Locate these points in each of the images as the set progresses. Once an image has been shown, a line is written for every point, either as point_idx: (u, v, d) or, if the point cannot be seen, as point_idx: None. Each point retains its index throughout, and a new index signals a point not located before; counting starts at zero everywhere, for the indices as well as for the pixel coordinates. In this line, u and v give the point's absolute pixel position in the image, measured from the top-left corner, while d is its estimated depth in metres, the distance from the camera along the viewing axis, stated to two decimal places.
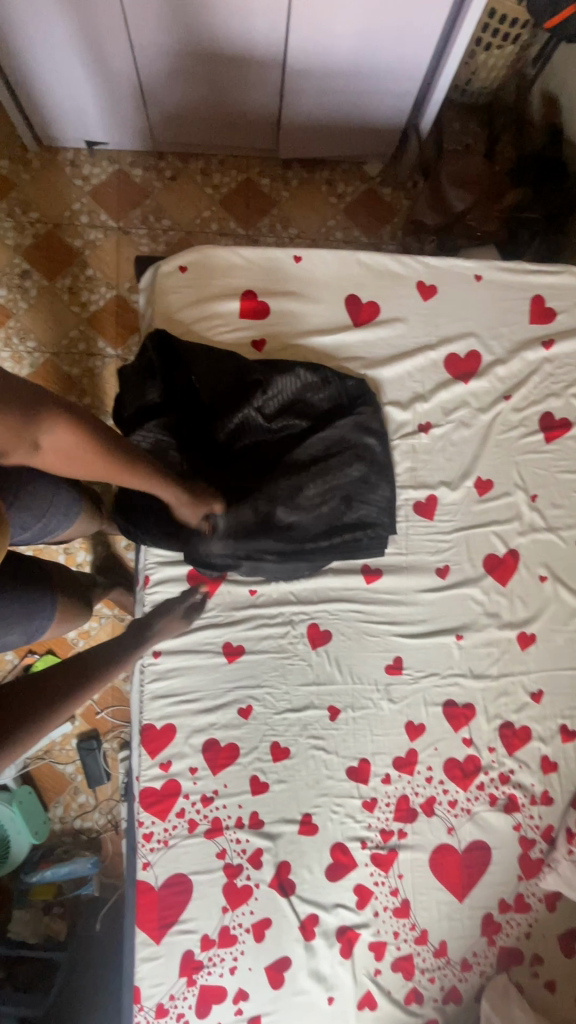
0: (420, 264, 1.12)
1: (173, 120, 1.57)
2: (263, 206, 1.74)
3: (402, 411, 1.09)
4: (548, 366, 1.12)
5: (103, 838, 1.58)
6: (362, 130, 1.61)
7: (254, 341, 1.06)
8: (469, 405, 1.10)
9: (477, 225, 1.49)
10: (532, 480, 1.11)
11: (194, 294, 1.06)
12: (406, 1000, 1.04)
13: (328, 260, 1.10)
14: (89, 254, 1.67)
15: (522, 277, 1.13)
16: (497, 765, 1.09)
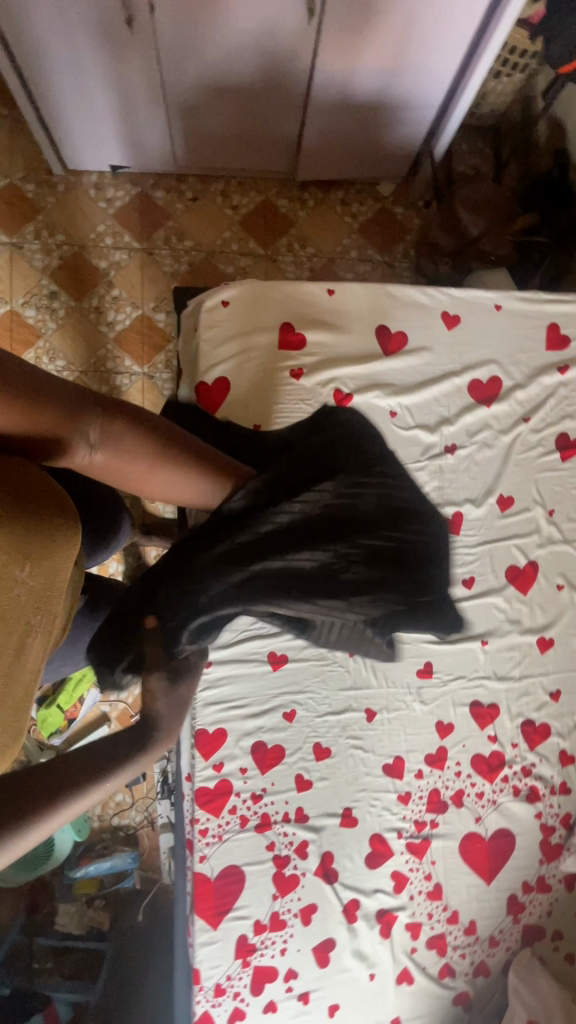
0: (444, 295, 1.20)
1: (197, 145, 1.63)
2: (281, 225, 1.80)
3: (430, 434, 1.17)
4: (563, 390, 1.21)
5: (140, 834, 1.67)
6: (377, 154, 1.68)
7: (292, 371, 1.14)
8: (491, 427, 1.19)
9: (490, 247, 1.56)
10: (549, 496, 1.20)
11: (236, 327, 1.13)
12: (440, 974, 1.14)
13: (359, 293, 1.17)
14: (114, 275, 1.72)
15: (538, 306, 1.22)
16: (520, 759, 1.18)
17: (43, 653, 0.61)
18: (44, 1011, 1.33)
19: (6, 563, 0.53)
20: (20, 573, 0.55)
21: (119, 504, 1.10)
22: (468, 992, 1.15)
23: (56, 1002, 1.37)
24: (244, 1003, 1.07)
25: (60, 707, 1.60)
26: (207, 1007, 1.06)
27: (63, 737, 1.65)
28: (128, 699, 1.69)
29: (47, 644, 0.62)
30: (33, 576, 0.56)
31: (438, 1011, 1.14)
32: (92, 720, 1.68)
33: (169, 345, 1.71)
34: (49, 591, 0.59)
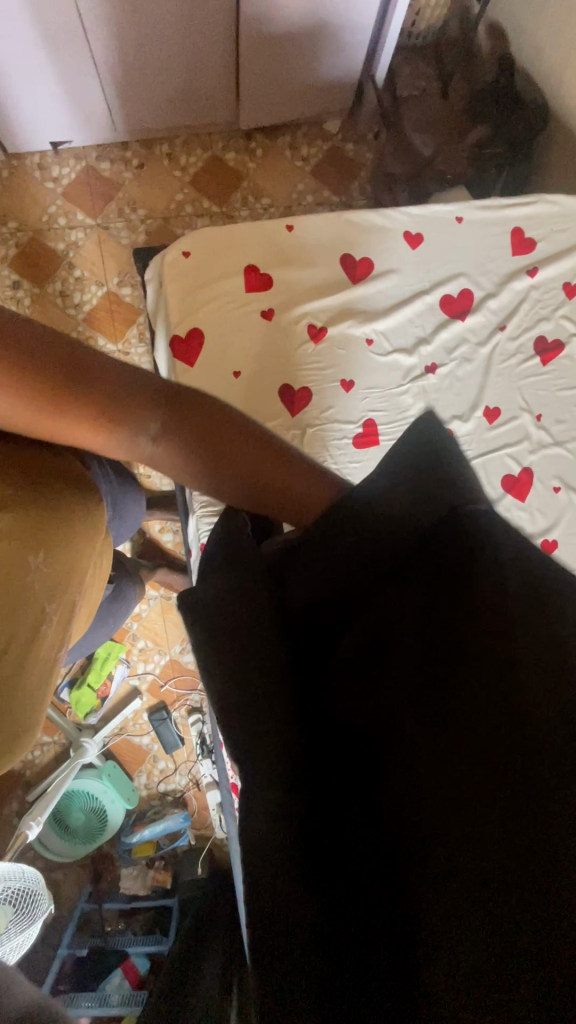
0: (403, 216, 1.19)
1: (135, 107, 1.59)
2: (233, 180, 1.77)
3: (408, 356, 1.17)
4: (535, 293, 1.20)
5: (187, 796, 1.73)
6: (318, 89, 1.64)
7: (263, 312, 1.14)
8: (469, 341, 1.19)
9: (445, 167, 1.54)
10: (535, 401, 1.21)
11: (201, 277, 1.13)
12: None
13: (318, 225, 1.17)
14: (73, 255, 1.70)
15: (499, 213, 1.21)
16: None
17: (63, 637, 0.67)
18: (121, 967, 1.46)
19: (18, 548, 0.60)
20: (34, 558, 0.62)
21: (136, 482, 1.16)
22: None
23: (132, 957, 1.47)
24: None
25: (91, 687, 1.64)
26: None
27: (99, 716, 1.69)
28: (156, 669, 1.73)
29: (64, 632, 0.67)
30: (46, 561, 0.63)
31: None
32: (125, 694, 1.72)
33: (139, 319, 1.70)
34: (64, 578, 0.66)
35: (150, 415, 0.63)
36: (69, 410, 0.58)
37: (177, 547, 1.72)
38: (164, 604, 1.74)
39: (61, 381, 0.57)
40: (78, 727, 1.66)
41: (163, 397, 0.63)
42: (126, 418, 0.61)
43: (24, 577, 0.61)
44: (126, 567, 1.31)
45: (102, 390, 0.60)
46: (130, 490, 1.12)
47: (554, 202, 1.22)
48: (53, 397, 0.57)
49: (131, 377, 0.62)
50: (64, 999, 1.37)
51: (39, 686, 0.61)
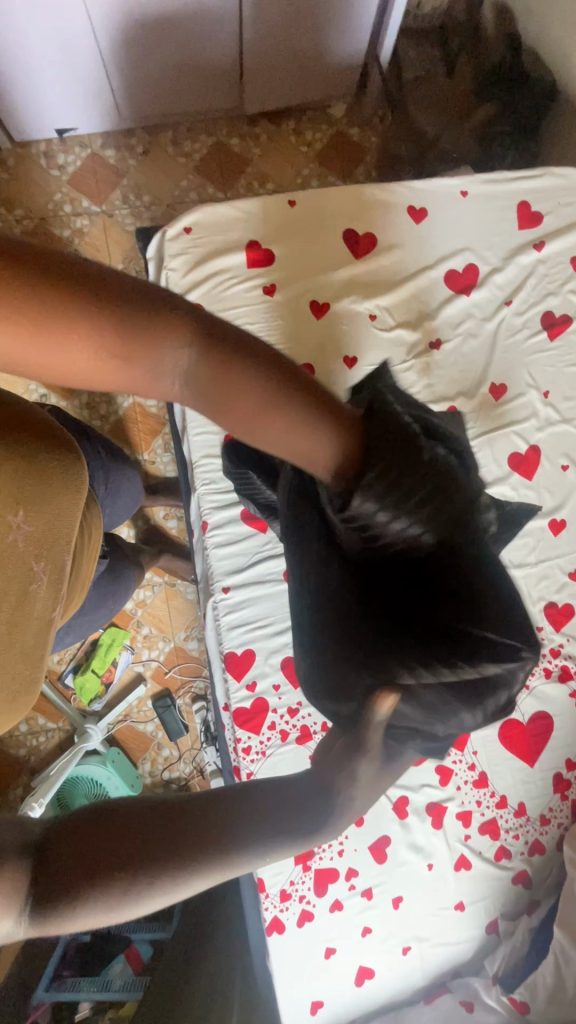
0: (407, 190, 1.17)
1: (139, 93, 1.59)
2: (237, 166, 1.77)
3: (413, 332, 1.16)
4: (542, 267, 1.18)
5: (191, 784, 1.72)
6: (323, 72, 1.63)
7: (265, 287, 1.13)
8: (474, 317, 1.17)
9: (451, 147, 1.53)
10: (542, 377, 1.18)
11: (202, 253, 1.13)
12: (496, 858, 1.17)
13: (320, 201, 1.16)
14: (79, 242, 1.70)
15: (505, 187, 1.19)
16: (547, 642, 1.19)
17: (53, 596, 0.65)
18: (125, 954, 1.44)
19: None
20: (16, 520, 0.57)
21: (131, 464, 1.16)
22: (526, 871, 1.17)
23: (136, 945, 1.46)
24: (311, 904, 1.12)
25: (95, 672, 1.64)
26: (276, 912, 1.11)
27: (103, 702, 1.69)
28: (160, 656, 1.72)
29: (53, 601, 0.65)
30: (30, 522, 0.59)
31: (499, 891, 1.17)
32: (129, 681, 1.72)
33: None
34: (51, 537, 0.63)
35: (167, 339, 0.48)
36: (75, 335, 0.44)
37: (181, 533, 1.72)
38: (168, 590, 1.73)
39: (58, 298, 0.43)
40: (82, 713, 1.66)
41: (171, 311, 0.48)
42: (144, 341, 0.47)
43: (6, 539, 0.57)
44: (124, 550, 1.29)
45: (88, 301, 0.44)
46: (124, 471, 1.12)
47: (561, 175, 1.20)
48: (48, 313, 0.42)
49: (140, 288, 0.48)
50: (67, 984, 1.37)
51: (38, 656, 0.65)
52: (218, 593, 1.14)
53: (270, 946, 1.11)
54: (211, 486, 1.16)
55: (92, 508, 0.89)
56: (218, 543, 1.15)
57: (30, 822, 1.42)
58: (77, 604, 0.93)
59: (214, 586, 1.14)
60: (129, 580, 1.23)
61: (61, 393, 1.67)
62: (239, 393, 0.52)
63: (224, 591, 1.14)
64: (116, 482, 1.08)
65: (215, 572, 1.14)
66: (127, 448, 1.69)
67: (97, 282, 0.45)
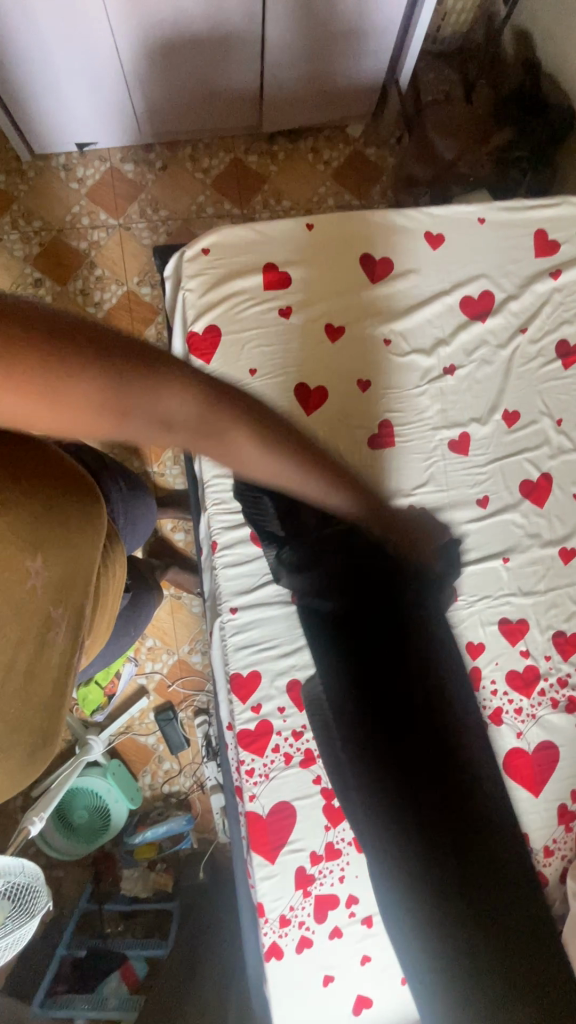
0: (425, 216, 1.18)
1: (159, 108, 1.60)
2: (254, 183, 1.78)
3: (427, 358, 1.16)
4: (558, 295, 1.18)
5: (191, 798, 1.71)
6: (342, 93, 1.64)
7: (280, 309, 1.14)
8: (489, 343, 1.17)
9: (468, 171, 1.54)
10: (555, 405, 1.18)
11: (220, 274, 1.14)
12: None
13: (338, 225, 1.17)
14: (95, 254, 1.72)
15: (523, 215, 1.19)
16: (555, 671, 1.18)
17: (72, 638, 0.68)
18: (119, 970, 1.43)
19: (21, 557, 0.59)
20: (34, 566, 0.61)
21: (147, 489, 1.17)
22: None
23: (131, 961, 1.45)
24: (311, 931, 1.10)
25: (99, 685, 1.60)
26: (275, 938, 1.10)
27: (105, 714, 1.69)
28: (163, 669, 1.72)
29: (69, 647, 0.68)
30: (47, 567, 0.62)
31: None
32: (131, 693, 1.72)
33: (158, 319, 1.71)
34: (69, 579, 0.66)
35: (169, 395, 0.52)
36: (80, 395, 0.46)
37: (188, 546, 1.72)
38: (174, 603, 1.73)
39: (73, 359, 0.45)
40: (84, 724, 1.66)
41: (168, 360, 0.53)
42: (140, 401, 0.50)
43: (27, 584, 0.60)
44: (141, 572, 1.31)
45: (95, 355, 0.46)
46: (140, 498, 1.13)
47: None
48: (55, 376, 0.44)
49: (140, 347, 0.50)
50: (60, 1001, 1.36)
51: (58, 704, 0.68)
52: (226, 613, 1.14)
53: (268, 973, 1.10)
54: (222, 506, 1.16)
55: (115, 549, 0.92)
56: (227, 563, 1.15)
57: (29, 837, 1.39)
58: (102, 638, 0.97)
59: (221, 607, 1.14)
60: (147, 605, 1.24)
61: None
62: (218, 423, 0.59)
63: (231, 611, 1.13)
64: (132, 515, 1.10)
65: (223, 592, 1.14)
66: (136, 460, 1.70)
67: (108, 346, 0.47)
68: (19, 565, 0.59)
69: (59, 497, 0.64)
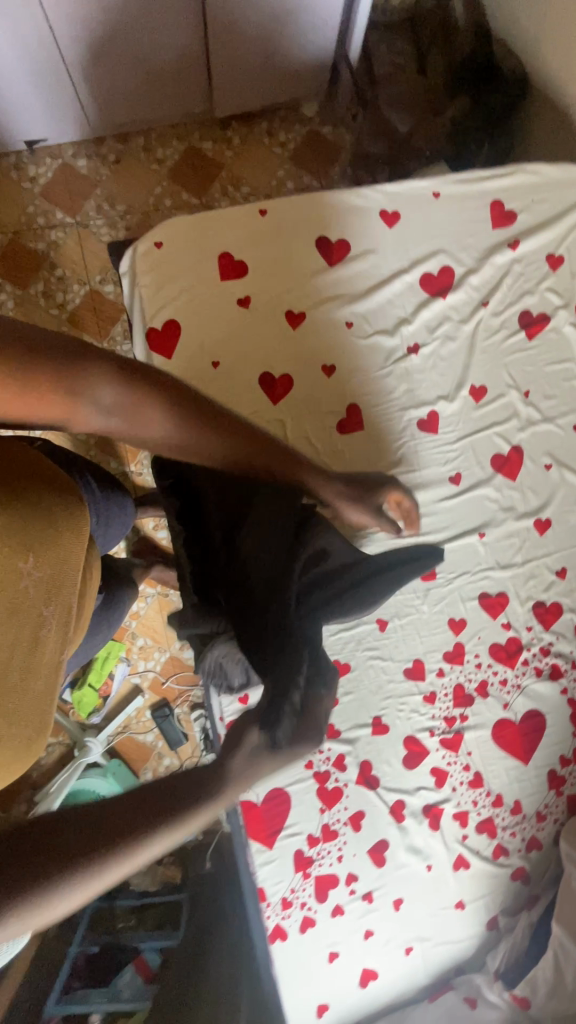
0: (379, 193, 1.18)
1: (106, 99, 1.55)
2: (211, 171, 1.75)
3: (391, 337, 1.17)
4: (518, 266, 1.19)
5: None
6: (292, 70, 1.60)
7: (239, 300, 1.14)
8: (451, 319, 1.18)
9: (424, 144, 1.52)
10: (522, 377, 1.20)
11: (178, 265, 1.13)
12: (494, 855, 1.18)
13: (292, 208, 1.17)
14: (55, 255, 1.68)
15: (478, 185, 1.19)
16: (537, 639, 1.20)
17: (60, 638, 0.68)
18: (134, 962, 1.45)
19: (11, 554, 0.59)
20: (25, 566, 0.61)
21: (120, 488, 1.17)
22: (524, 867, 1.19)
23: (144, 953, 1.46)
24: (313, 911, 1.13)
25: (93, 686, 1.64)
26: (279, 920, 1.12)
27: (102, 715, 1.69)
28: (156, 666, 1.72)
29: (62, 636, 0.68)
30: (39, 568, 0.63)
31: (498, 889, 1.18)
32: (126, 692, 1.72)
33: (124, 315, 1.68)
34: (56, 581, 0.66)
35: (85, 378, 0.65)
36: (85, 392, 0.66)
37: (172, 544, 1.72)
38: (162, 600, 1.72)
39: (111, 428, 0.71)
40: (82, 727, 1.67)
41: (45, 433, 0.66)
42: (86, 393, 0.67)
43: (20, 581, 0.60)
44: (119, 571, 1.29)
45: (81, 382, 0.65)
46: (115, 500, 1.13)
47: (535, 171, 1.20)
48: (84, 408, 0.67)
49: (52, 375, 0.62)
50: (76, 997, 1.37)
51: (49, 695, 0.67)
52: None
53: (274, 955, 1.12)
54: None
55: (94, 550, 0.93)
56: None
57: None
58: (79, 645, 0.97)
59: None
60: (122, 603, 1.24)
61: None
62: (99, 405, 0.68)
63: None
64: (106, 513, 1.10)
65: None
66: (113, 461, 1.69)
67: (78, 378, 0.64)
68: (8, 563, 0.59)
69: (45, 504, 0.66)
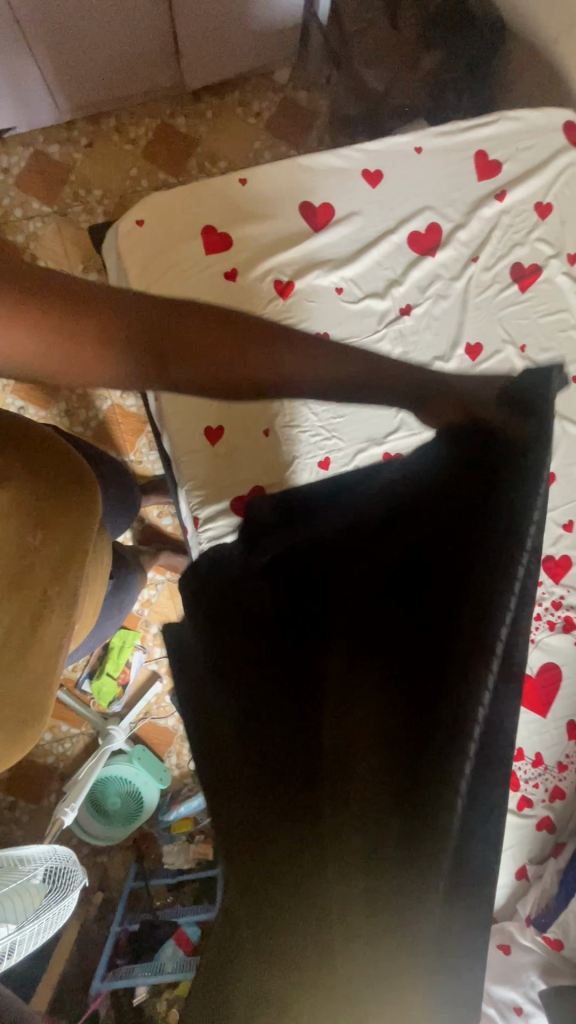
0: (360, 153, 1.16)
1: (72, 79, 1.51)
2: (186, 147, 1.71)
3: (382, 300, 1.15)
4: (506, 217, 1.17)
5: None
6: (261, 33, 1.55)
7: (225, 272, 1.12)
8: (442, 277, 1.16)
9: (402, 100, 1.49)
10: (519, 330, 1.17)
11: (161, 242, 1.11)
12: (518, 806, 1.20)
13: (272, 175, 1.14)
14: (35, 247, 1.65)
15: (460, 137, 1.16)
16: (548, 593, 1.21)
17: (61, 621, 0.67)
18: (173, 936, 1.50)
19: (15, 532, 0.62)
20: (31, 543, 0.64)
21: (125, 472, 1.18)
22: (549, 817, 1.21)
23: (183, 926, 1.51)
24: None
25: (111, 675, 1.66)
26: None
27: (123, 703, 1.71)
28: None
29: (66, 619, 0.67)
30: (48, 545, 0.66)
31: (525, 840, 1.20)
32: (144, 679, 1.74)
33: None
34: (63, 563, 0.67)
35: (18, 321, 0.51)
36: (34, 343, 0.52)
37: (177, 529, 1.72)
38: (172, 587, 1.72)
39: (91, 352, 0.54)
40: (104, 716, 1.69)
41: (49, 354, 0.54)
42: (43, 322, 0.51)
43: (23, 558, 0.63)
44: (127, 557, 1.29)
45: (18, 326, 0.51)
46: (118, 484, 1.14)
47: (517, 117, 1.17)
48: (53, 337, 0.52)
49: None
50: (122, 972, 1.45)
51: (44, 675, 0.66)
52: None
53: None
54: (196, 483, 1.14)
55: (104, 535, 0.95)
56: (211, 537, 1.13)
57: (64, 828, 1.44)
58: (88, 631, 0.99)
59: None
60: (132, 588, 1.24)
61: (39, 403, 1.65)
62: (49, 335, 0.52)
63: None
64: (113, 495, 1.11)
65: None
66: (112, 451, 1.68)
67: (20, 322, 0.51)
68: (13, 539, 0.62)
69: (52, 487, 0.68)
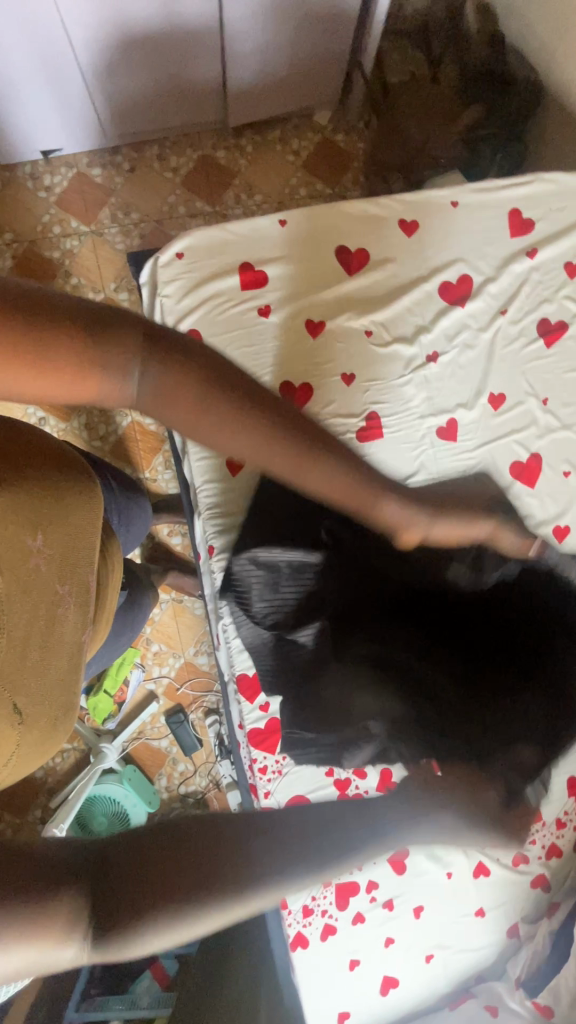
0: (398, 203, 1.19)
1: (122, 108, 1.56)
2: (224, 178, 1.76)
3: (410, 346, 1.17)
4: (536, 274, 1.20)
5: (208, 797, 1.73)
6: (306, 77, 1.60)
7: (259, 308, 1.15)
8: (470, 327, 1.19)
9: (439, 152, 1.53)
10: (541, 385, 1.20)
11: (199, 274, 1.14)
12: (514, 863, 1.18)
13: (312, 218, 1.18)
14: (69, 263, 1.69)
15: (497, 194, 1.20)
16: None
17: (74, 622, 0.68)
18: (150, 969, 1.43)
19: (20, 531, 0.59)
20: (35, 543, 0.62)
21: (137, 486, 1.21)
22: (545, 875, 1.19)
23: (161, 960, 1.43)
24: (334, 918, 1.13)
25: (108, 693, 1.64)
26: (300, 928, 1.12)
27: (117, 720, 1.70)
28: (171, 673, 1.73)
29: (76, 620, 0.68)
30: (48, 545, 0.63)
31: (519, 897, 1.18)
32: (141, 699, 1.72)
33: None
34: (68, 560, 0.67)
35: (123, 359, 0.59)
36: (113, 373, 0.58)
37: (186, 549, 1.73)
38: (177, 606, 1.73)
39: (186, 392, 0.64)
40: (97, 733, 1.68)
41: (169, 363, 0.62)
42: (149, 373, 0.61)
43: (31, 560, 0.60)
44: (138, 575, 1.30)
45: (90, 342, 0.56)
46: (136, 500, 1.17)
47: (551, 180, 1.21)
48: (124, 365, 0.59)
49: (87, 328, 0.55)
50: (95, 1004, 1.36)
51: (72, 684, 0.69)
52: (228, 616, 1.15)
53: (295, 961, 1.12)
54: (216, 510, 1.16)
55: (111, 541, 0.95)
56: (225, 566, 1.15)
57: None
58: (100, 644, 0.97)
59: (223, 609, 1.15)
60: (144, 606, 1.25)
61: (60, 416, 1.67)
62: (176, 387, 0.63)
63: (233, 615, 1.15)
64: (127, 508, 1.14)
65: (224, 597, 1.15)
66: (128, 467, 1.70)
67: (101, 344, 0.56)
68: (18, 539, 0.59)
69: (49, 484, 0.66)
